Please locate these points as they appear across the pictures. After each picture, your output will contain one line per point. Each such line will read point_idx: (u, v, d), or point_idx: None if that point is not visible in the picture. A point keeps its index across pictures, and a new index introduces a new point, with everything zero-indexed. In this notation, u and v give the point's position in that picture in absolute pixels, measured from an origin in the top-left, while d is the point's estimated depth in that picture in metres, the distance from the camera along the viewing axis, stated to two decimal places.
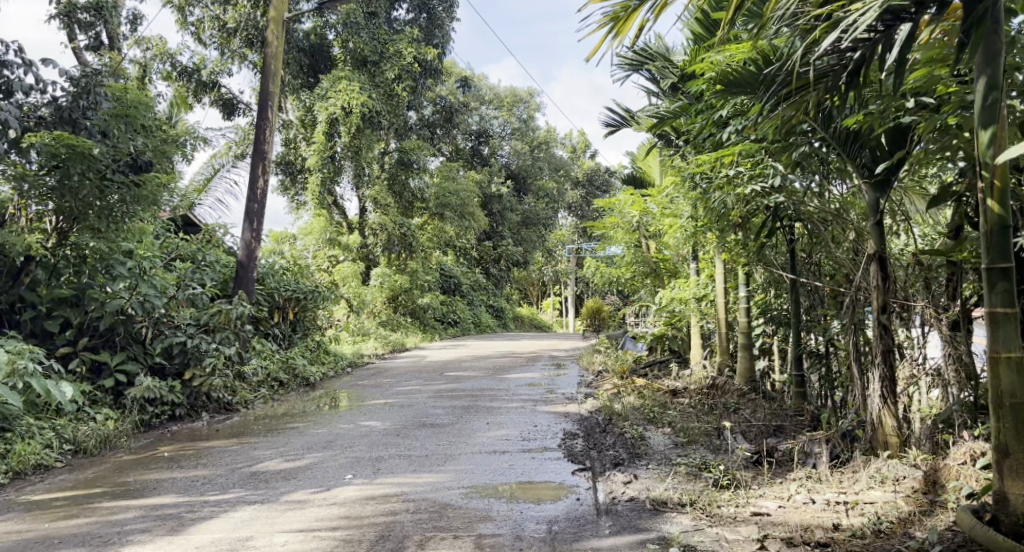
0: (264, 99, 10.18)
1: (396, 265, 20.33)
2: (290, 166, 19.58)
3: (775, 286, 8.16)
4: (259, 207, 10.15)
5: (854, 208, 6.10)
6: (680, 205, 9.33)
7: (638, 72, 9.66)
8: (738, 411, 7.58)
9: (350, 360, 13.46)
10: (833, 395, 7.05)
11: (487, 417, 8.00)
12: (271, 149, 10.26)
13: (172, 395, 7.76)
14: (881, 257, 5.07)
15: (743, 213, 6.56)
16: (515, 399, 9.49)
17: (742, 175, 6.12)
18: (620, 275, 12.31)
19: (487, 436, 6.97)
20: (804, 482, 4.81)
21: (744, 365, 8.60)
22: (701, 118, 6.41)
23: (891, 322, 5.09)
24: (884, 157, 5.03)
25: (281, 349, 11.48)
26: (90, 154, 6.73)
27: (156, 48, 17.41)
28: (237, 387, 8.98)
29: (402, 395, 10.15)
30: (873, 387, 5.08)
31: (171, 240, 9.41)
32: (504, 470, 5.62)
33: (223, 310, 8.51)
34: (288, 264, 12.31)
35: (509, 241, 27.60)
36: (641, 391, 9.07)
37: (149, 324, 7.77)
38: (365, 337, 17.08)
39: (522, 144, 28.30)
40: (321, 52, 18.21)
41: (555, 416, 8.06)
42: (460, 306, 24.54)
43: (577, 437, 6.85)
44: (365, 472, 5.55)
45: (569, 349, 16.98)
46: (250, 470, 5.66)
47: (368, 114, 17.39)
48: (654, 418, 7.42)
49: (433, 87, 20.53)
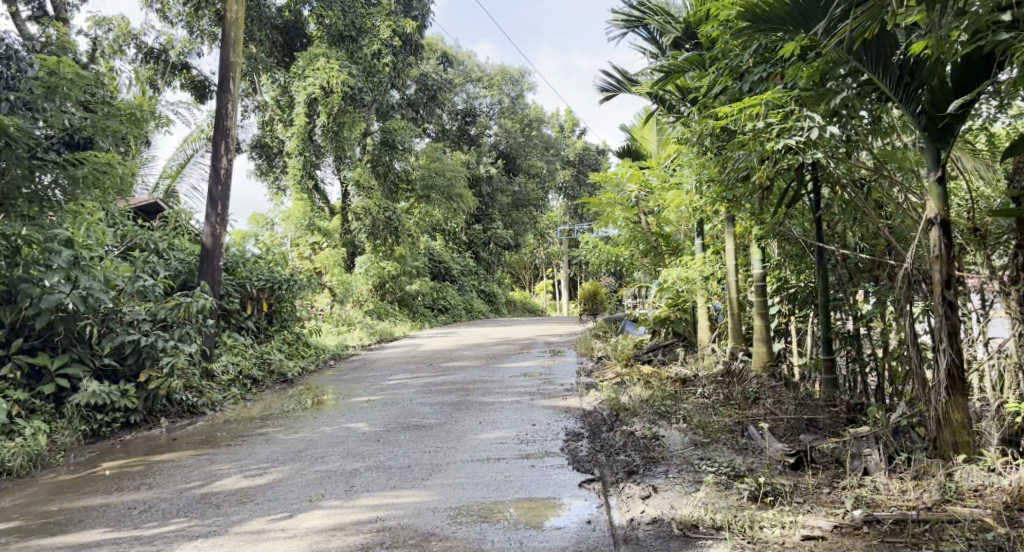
0: (224, 70, 9.24)
1: (382, 251, 19.45)
2: (266, 150, 18.62)
3: (795, 261, 7.38)
4: (223, 190, 9.28)
5: (903, 166, 5.29)
6: (686, 176, 8.50)
7: (634, 31, 8.83)
8: (759, 402, 6.85)
9: (333, 352, 12.61)
10: (867, 381, 6.32)
11: (480, 415, 7.19)
12: (234, 126, 9.35)
13: (125, 401, 6.86)
14: (943, 221, 4.30)
15: (773, 173, 5.76)
16: (510, 391, 8.70)
17: (770, 129, 5.31)
18: (618, 254, 11.46)
19: (479, 438, 6.16)
20: (860, 494, 4.07)
21: (761, 349, 7.82)
22: (723, 67, 5.64)
23: (956, 300, 4.29)
24: (948, 97, 4.35)
25: (255, 343, 10.64)
26: (8, 132, 5.68)
27: (118, 27, 16.44)
28: (204, 387, 8.14)
29: (387, 389, 9.34)
30: (936, 377, 4.27)
31: (129, 229, 8.52)
32: (500, 483, 4.81)
33: (182, 304, 7.52)
34: (262, 251, 11.43)
35: (500, 224, 26.73)
36: (648, 381, 8.28)
37: (95, 322, 6.80)
38: (350, 326, 16.23)
39: (511, 122, 27.36)
40: (297, 30, 17.26)
41: (555, 412, 7.25)
42: (450, 292, 23.69)
43: (581, 438, 6.04)
44: (337, 491, 4.72)
45: (565, 333, 16.23)
46: (201, 491, 4.84)
47: (349, 91, 16.48)
48: (665, 413, 6.62)
49: (416, 63, 19.56)
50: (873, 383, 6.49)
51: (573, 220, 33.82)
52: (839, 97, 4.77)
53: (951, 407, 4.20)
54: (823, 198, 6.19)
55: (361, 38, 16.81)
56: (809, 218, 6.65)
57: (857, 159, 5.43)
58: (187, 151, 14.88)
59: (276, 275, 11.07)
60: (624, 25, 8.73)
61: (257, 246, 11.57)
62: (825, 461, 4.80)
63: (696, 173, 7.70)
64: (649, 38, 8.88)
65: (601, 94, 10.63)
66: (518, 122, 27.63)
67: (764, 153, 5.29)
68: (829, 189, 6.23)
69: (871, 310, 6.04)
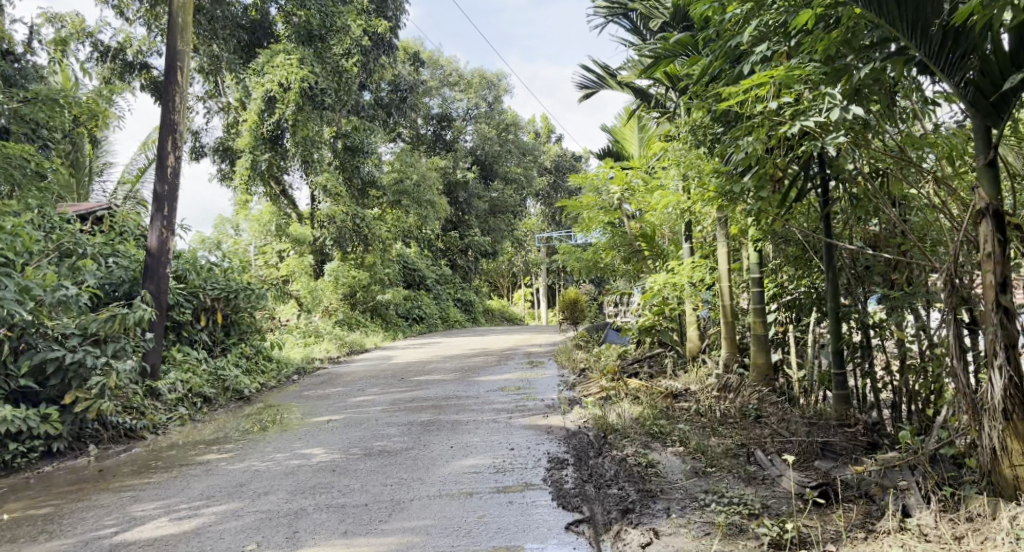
0: (173, 59, 8.45)
1: (352, 259, 18.61)
2: (230, 154, 17.68)
3: (798, 266, 6.75)
4: (169, 190, 8.48)
5: (934, 151, 4.61)
6: (673, 172, 7.80)
7: (618, 19, 8.24)
8: (761, 421, 6.20)
9: (297, 367, 11.77)
10: (880, 395, 5.70)
11: (452, 438, 6.43)
12: (182, 121, 8.56)
13: (46, 427, 6.05)
14: (996, 211, 3.64)
15: (782, 164, 4.99)
16: (486, 408, 7.96)
17: (782, 112, 4.50)
18: (600, 260, 10.75)
19: (450, 467, 5.42)
20: (908, 541, 3.49)
21: (760, 361, 7.16)
22: (720, 48, 4.85)
23: (1013, 307, 3.64)
24: (1002, 66, 3.71)
25: (209, 357, 9.81)
26: None
27: (71, 24, 15.73)
28: (145, 408, 7.33)
29: (353, 406, 8.58)
30: (991, 398, 3.61)
31: (65, 233, 7.71)
32: (472, 527, 4.11)
33: (117, 316, 6.63)
34: (219, 257, 10.58)
35: (477, 231, 25.95)
36: (637, 397, 7.58)
37: (9, 338, 5.96)
38: (317, 337, 15.35)
39: (488, 128, 26.61)
40: (264, 30, 16.45)
41: (535, 433, 6.50)
42: (425, 301, 22.87)
43: (565, 465, 5.33)
44: (276, 539, 4.02)
45: (544, 343, 15.43)
46: (114, 541, 4.10)
47: (310, 90, 15.60)
48: (660, 435, 5.93)
49: (389, 63, 18.76)
50: (887, 397, 5.87)
51: (551, 227, 33.14)
52: (865, 69, 4.01)
53: (1011, 434, 3.54)
54: (831, 192, 5.48)
55: (329, 37, 15.88)
56: (815, 215, 5.92)
57: (877, 146, 4.77)
58: (146, 154, 14.16)
59: (232, 283, 10.20)
60: (606, 13, 8.10)
61: (213, 252, 10.74)
62: (852, 495, 4.16)
63: (687, 170, 7.01)
64: (632, 28, 8.27)
65: (579, 90, 9.98)
66: (495, 126, 26.89)
67: (773, 141, 4.47)
68: (837, 182, 5.58)
69: (888, 317, 5.41)
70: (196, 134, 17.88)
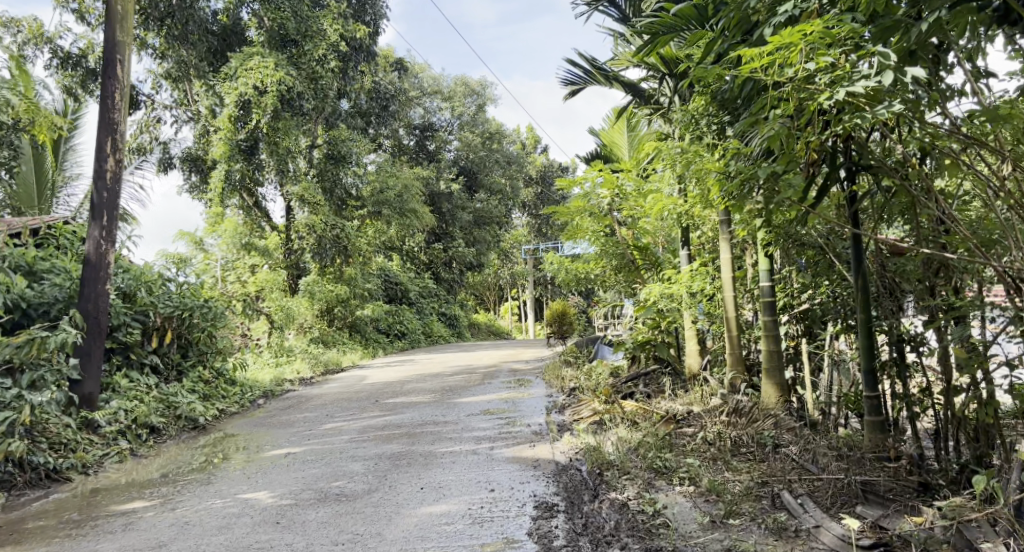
0: (111, 51, 7.57)
1: (331, 273, 17.75)
2: (199, 164, 16.77)
3: (813, 273, 5.91)
4: (110, 197, 7.58)
5: (999, 129, 3.80)
6: (669, 172, 6.99)
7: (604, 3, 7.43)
8: (781, 451, 5.35)
9: (264, 390, 10.83)
10: (920, 424, 4.85)
11: (424, 476, 5.53)
12: (123, 120, 7.69)
13: None
14: None
15: (810, 148, 4.18)
16: (464, 436, 7.04)
17: (815, 80, 3.73)
18: (588, 270, 9.85)
19: (420, 515, 4.56)
20: None
21: (774, 378, 6.30)
22: (733, 9, 3.99)
23: None
24: None
25: (161, 382, 8.87)
26: None
27: (28, 30, 14.73)
28: (75, 445, 6.43)
29: (317, 437, 7.65)
30: None
31: None
32: None
33: (35, 339, 5.89)
34: (173, 272, 9.62)
35: (461, 242, 25.08)
36: (636, 422, 6.69)
37: None
38: (290, 357, 14.38)
39: (473, 136, 25.78)
40: (236, 35, 15.59)
41: (521, 469, 5.60)
42: (408, 316, 21.93)
43: (556, 511, 4.48)
44: None
45: (533, 359, 14.54)
46: None
47: (287, 96, 14.70)
48: (665, 471, 5.07)
49: (369, 70, 17.87)
50: (926, 424, 5.02)
51: (539, 239, 32.33)
52: (927, 21, 3.24)
53: None
54: (860, 184, 4.65)
55: (305, 42, 15.06)
56: (839, 212, 5.07)
57: (927, 127, 3.94)
58: None
59: (188, 300, 9.40)
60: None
61: (171, 267, 9.83)
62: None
63: (686, 169, 6.18)
64: (620, 16, 7.51)
65: (565, 87, 9.17)
66: (479, 135, 26.11)
67: (806, 115, 3.68)
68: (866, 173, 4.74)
69: (932, 334, 4.57)
70: (165, 144, 16.97)
